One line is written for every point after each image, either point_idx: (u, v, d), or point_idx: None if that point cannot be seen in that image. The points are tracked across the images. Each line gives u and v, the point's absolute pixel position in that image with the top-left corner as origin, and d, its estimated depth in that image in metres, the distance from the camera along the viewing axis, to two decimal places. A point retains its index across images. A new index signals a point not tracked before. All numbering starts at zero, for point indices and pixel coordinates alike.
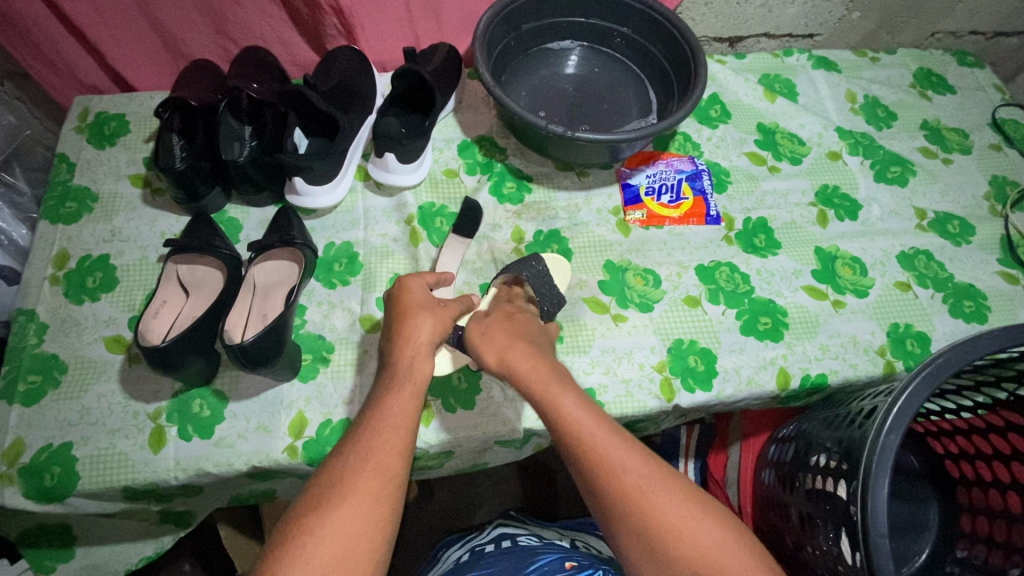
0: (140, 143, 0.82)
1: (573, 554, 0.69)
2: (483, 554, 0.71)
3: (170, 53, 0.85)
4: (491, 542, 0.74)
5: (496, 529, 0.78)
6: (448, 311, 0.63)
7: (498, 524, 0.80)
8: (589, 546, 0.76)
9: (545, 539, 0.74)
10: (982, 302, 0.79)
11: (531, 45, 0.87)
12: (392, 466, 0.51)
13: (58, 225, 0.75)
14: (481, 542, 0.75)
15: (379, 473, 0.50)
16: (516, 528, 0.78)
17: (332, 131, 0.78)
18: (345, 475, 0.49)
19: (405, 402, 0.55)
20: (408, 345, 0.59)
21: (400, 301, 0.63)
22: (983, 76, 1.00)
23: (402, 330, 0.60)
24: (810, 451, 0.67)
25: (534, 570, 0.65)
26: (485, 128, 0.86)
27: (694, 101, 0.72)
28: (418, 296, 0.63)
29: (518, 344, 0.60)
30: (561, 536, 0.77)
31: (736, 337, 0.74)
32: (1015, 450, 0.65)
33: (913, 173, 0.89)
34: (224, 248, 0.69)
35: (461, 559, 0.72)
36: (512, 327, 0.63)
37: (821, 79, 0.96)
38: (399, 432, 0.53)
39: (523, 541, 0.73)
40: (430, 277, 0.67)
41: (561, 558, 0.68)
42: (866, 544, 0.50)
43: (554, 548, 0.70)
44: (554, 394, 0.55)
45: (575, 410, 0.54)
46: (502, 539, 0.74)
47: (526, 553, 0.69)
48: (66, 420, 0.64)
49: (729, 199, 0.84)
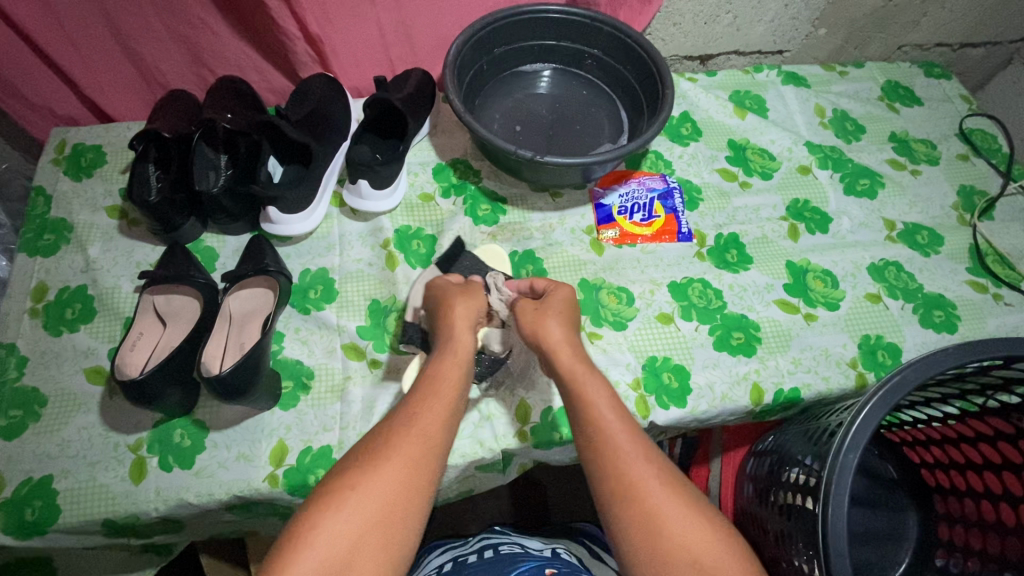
0: (117, 174, 0.82)
1: (553, 562, 0.68)
2: (466, 565, 0.71)
3: (147, 83, 0.86)
4: (474, 553, 0.74)
5: (480, 540, 0.78)
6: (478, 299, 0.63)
7: (482, 536, 0.79)
8: (571, 555, 0.74)
9: (527, 548, 0.74)
10: (952, 312, 0.80)
11: (502, 69, 0.89)
12: (435, 438, 0.51)
13: (36, 258, 0.76)
14: (465, 552, 0.75)
15: (419, 440, 0.50)
16: (500, 537, 0.78)
17: (306, 159, 0.79)
18: (379, 449, 0.49)
19: (448, 372, 0.56)
20: (449, 351, 0.58)
21: (444, 312, 0.61)
22: (949, 87, 1.02)
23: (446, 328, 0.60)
24: (783, 467, 0.68)
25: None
26: (459, 151, 0.87)
27: (661, 121, 0.73)
28: (471, 305, 0.62)
29: (555, 322, 0.61)
30: (542, 544, 0.76)
31: (709, 352, 0.75)
32: (988, 460, 0.66)
33: (882, 184, 0.90)
34: (200, 277, 0.70)
35: (443, 568, 0.72)
36: (559, 306, 0.63)
37: (791, 94, 0.98)
38: (440, 403, 0.53)
39: (505, 550, 0.72)
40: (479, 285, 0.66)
41: (540, 565, 0.66)
42: (827, 562, 0.51)
43: (536, 557, 0.70)
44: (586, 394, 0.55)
45: (600, 409, 0.55)
46: (485, 549, 0.74)
47: (506, 562, 0.68)
48: (45, 454, 0.64)
49: (701, 216, 0.85)
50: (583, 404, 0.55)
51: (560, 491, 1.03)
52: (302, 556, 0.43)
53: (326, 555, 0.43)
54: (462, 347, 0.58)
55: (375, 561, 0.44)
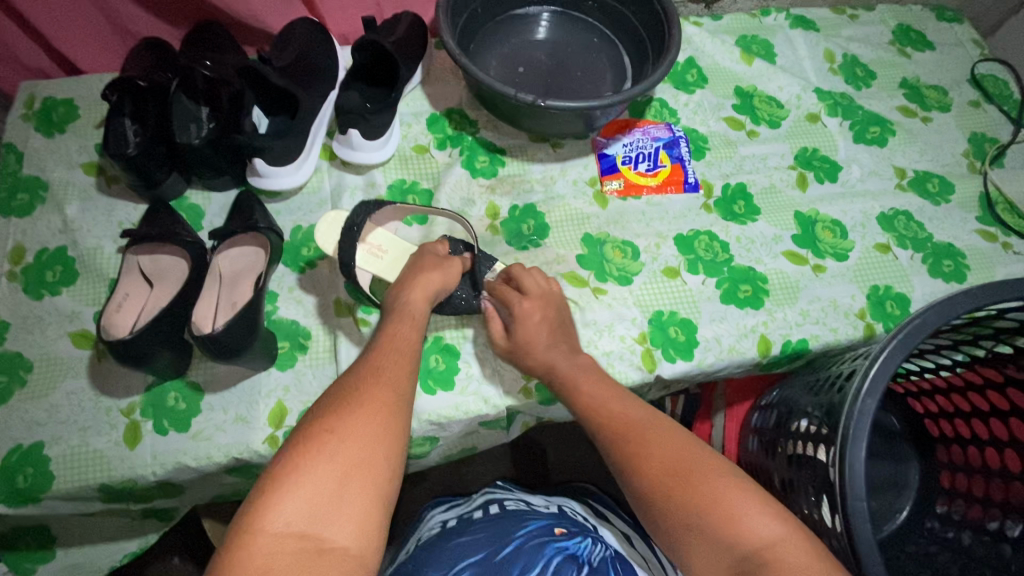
0: (91, 129, 0.78)
1: (562, 521, 0.69)
2: (472, 520, 0.70)
3: (118, 31, 0.80)
4: (479, 508, 0.73)
5: (484, 494, 0.77)
6: (451, 269, 0.63)
7: (485, 491, 0.78)
8: (578, 513, 0.74)
9: (532, 505, 0.74)
10: (961, 261, 0.79)
11: (498, 11, 0.84)
12: (402, 386, 0.50)
13: (11, 218, 0.72)
14: (469, 509, 0.74)
15: (388, 387, 0.49)
16: (503, 492, 0.77)
17: (293, 109, 0.74)
18: (352, 392, 0.48)
19: (405, 332, 0.56)
20: (403, 314, 0.58)
21: (406, 282, 0.60)
22: (962, 30, 0.98)
23: (397, 294, 0.60)
24: (790, 418, 0.67)
25: (523, 536, 0.64)
26: (454, 101, 0.83)
27: (668, 63, 0.69)
28: (436, 278, 0.61)
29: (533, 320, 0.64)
30: (546, 501, 0.76)
31: (717, 306, 0.73)
32: (994, 407, 0.65)
33: (893, 132, 0.87)
34: (186, 235, 0.66)
35: (448, 524, 0.71)
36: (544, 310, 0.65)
37: (799, 39, 0.93)
38: (403, 356, 0.53)
39: (511, 506, 0.72)
40: (455, 264, 0.64)
41: (550, 524, 0.67)
42: (844, 508, 0.50)
43: (542, 514, 0.70)
44: (577, 382, 0.60)
45: (595, 394, 0.59)
46: (490, 504, 0.74)
47: (513, 518, 0.68)
48: (34, 420, 0.62)
49: (707, 166, 0.82)
50: (577, 394, 0.59)
51: (561, 449, 1.02)
52: (287, 494, 0.41)
53: (312, 491, 0.41)
54: (416, 318, 0.58)
55: (367, 497, 0.43)
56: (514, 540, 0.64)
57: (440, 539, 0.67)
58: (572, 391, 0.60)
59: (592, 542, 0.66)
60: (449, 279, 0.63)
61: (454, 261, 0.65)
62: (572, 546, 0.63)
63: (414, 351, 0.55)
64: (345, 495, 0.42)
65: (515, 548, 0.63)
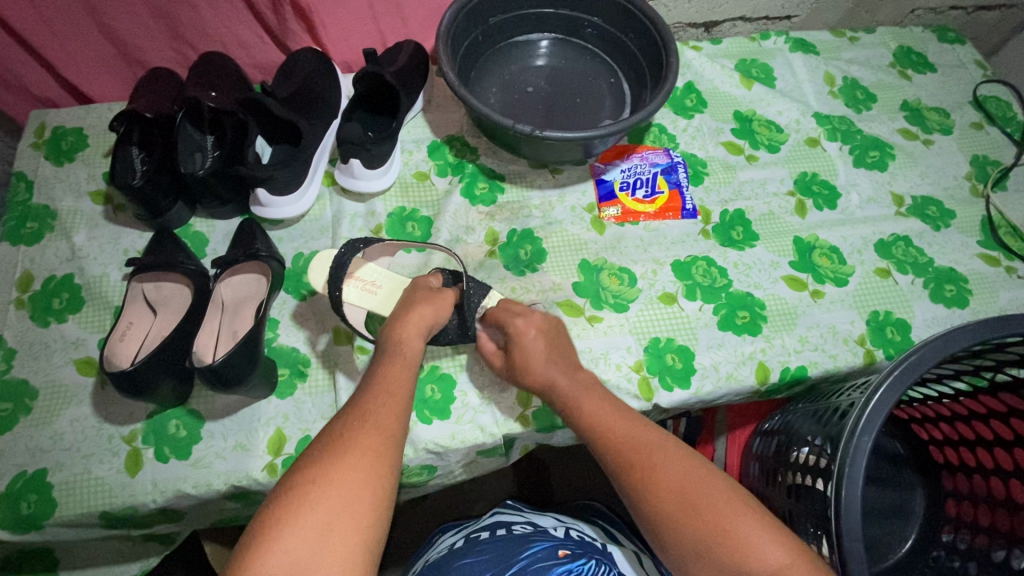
0: (99, 158, 0.79)
1: (566, 541, 0.69)
2: (478, 541, 0.70)
3: (127, 62, 0.82)
4: (486, 529, 0.73)
5: (492, 516, 0.76)
6: (443, 300, 0.64)
7: (494, 511, 0.78)
8: (585, 534, 0.73)
9: (539, 527, 0.73)
10: (964, 286, 0.78)
11: (498, 40, 0.85)
12: (391, 427, 0.50)
13: (20, 246, 0.73)
14: (477, 529, 0.74)
15: (376, 431, 0.49)
16: (512, 514, 0.77)
17: (295, 138, 0.76)
18: (340, 438, 0.48)
19: (396, 371, 0.56)
20: (395, 353, 0.58)
21: (399, 318, 0.61)
22: (964, 52, 0.98)
23: (390, 333, 0.59)
24: (790, 446, 0.67)
25: (526, 558, 0.65)
26: (455, 127, 0.84)
27: (665, 92, 0.70)
28: (426, 313, 0.62)
29: (534, 339, 0.62)
30: (555, 522, 0.75)
31: (714, 333, 0.73)
32: (999, 437, 0.64)
33: (893, 156, 0.87)
34: (190, 264, 0.68)
35: (455, 545, 0.71)
36: (539, 346, 0.62)
37: (799, 62, 0.94)
38: (393, 397, 0.53)
39: (518, 529, 0.72)
40: (448, 296, 0.65)
41: (554, 545, 0.67)
42: (841, 548, 0.50)
43: (548, 536, 0.70)
44: (577, 402, 0.59)
45: (599, 415, 0.57)
46: (498, 527, 0.73)
47: (518, 541, 0.68)
48: (38, 447, 0.63)
49: (705, 191, 0.83)
50: (583, 419, 0.58)
51: (564, 469, 1.01)
52: (272, 545, 0.42)
53: (298, 540, 0.42)
54: (411, 353, 0.58)
55: (351, 543, 0.43)
56: (519, 561, 0.65)
57: (445, 561, 0.68)
58: (569, 409, 0.59)
59: (597, 563, 0.65)
60: (441, 312, 0.63)
61: (446, 291, 0.65)
62: (576, 568, 0.64)
63: (406, 391, 0.54)
64: (332, 542, 0.42)
65: (519, 569, 0.64)
